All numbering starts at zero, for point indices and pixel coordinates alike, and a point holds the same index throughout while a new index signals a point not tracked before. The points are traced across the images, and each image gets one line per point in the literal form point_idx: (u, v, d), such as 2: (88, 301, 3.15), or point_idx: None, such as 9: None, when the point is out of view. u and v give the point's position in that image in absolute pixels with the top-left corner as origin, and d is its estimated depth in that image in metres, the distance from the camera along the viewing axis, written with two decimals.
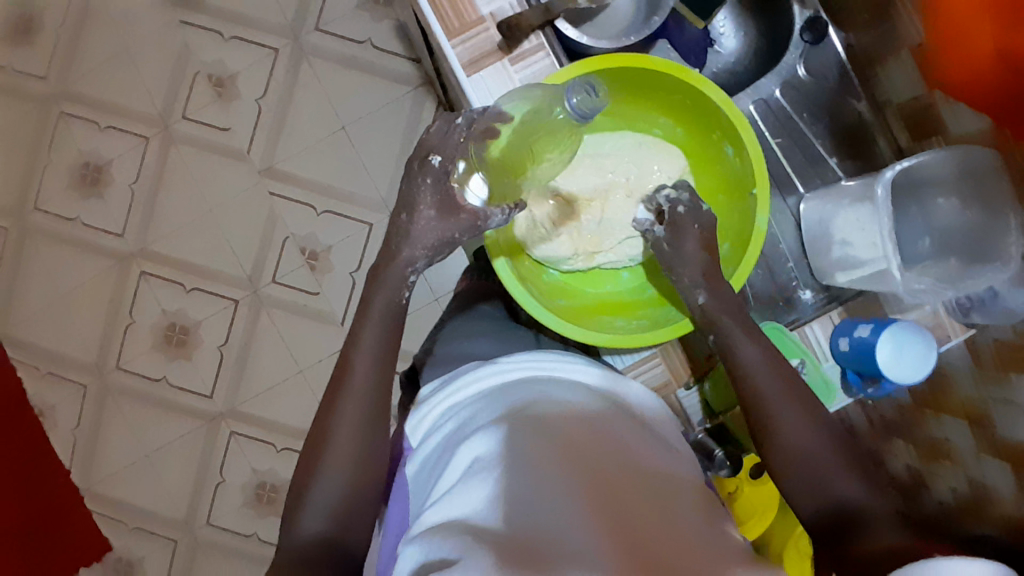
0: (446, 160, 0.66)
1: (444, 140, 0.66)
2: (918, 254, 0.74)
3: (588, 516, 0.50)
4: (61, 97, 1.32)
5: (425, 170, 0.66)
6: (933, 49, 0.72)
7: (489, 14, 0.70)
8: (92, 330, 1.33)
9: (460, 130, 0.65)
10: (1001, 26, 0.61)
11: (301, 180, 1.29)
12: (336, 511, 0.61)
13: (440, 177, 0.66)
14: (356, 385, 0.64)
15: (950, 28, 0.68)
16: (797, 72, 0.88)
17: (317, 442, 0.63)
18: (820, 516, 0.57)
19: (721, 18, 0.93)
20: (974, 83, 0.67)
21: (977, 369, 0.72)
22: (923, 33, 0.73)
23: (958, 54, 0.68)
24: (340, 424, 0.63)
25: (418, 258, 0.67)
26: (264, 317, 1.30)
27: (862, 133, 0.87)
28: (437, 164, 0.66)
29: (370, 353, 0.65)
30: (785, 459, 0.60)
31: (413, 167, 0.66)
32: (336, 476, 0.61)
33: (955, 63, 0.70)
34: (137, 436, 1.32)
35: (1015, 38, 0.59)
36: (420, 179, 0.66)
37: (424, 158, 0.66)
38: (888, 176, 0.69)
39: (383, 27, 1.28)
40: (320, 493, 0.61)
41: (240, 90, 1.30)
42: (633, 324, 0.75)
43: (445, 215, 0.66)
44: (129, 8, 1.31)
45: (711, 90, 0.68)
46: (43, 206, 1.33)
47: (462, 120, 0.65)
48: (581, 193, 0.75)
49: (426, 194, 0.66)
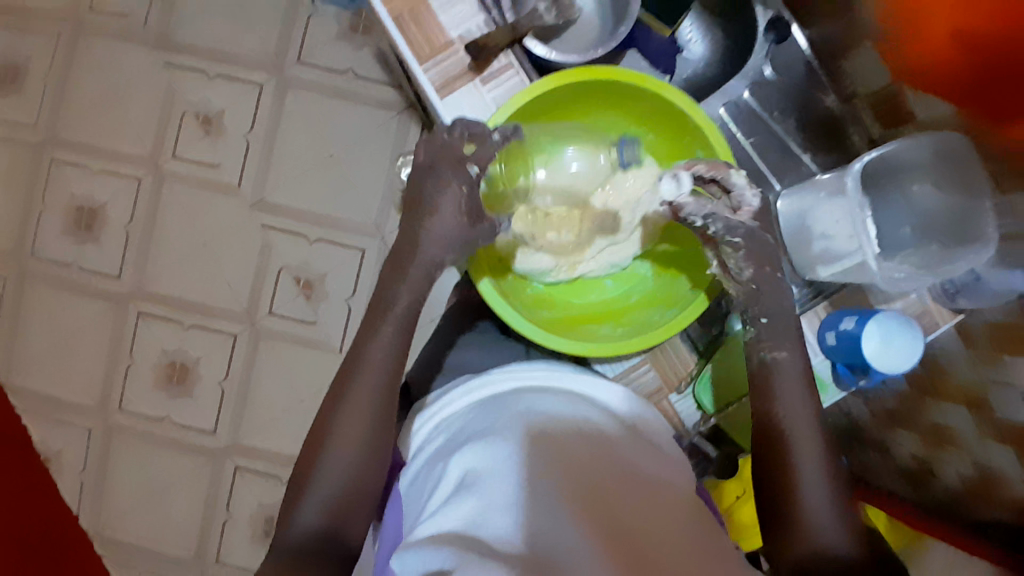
0: (484, 170, 0.65)
1: (438, 153, 0.64)
2: (900, 242, 0.72)
3: (576, 525, 0.50)
4: (51, 144, 1.35)
5: (460, 177, 0.64)
6: (887, 33, 0.75)
7: (457, 37, 0.72)
8: (93, 371, 1.34)
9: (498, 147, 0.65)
10: (955, 8, 0.66)
11: (292, 210, 1.31)
12: (330, 510, 0.60)
13: (476, 184, 0.64)
14: (355, 387, 0.63)
15: (904, 13, 0.72)
16: (764, 72, 0.89)
17: (314, 443, 0.63)
18: (809, 522, 0.56)
19: (687, 24, 0.95)
20: (930, 64, 0.71)
21: (971, 352, 0.72)
22: (878, 20, 0.76)
23: (913, 38, 0.72)
24: (337, 424, 0.62)
25: (445, 257, 0.65)
26: (264, 348, 1.31)
27: (833, 125, 0.88)
28: (473, 173, 0.64)
29: (365, 357, 0.64)
30: (774, 457, 0.59)
31: (445, 168, 0.64)
32: (334, 478, 0.61)
33: (910, 46, 0.73)
34: (142, 474, 1.33)
35: (969, 20, 0.64)
36: (454, 185, 0.63)
37: (462, 161, 0.64)
38: (857, 168, 0.70)
39: (363, 56, 1.30)
40: (319, 491, 0.60)
41: (227, 126, 1.32)
42: (619, 330, 0.76)
43: (476, 221, 0.65)
44: (114, 53, 1.34)
45: (676, 96, 0.70)
46: (39, 252, 1.35)
47: (497, 137, 0.65)
48: (558, 203, 0.74)
49: (459, 201, 0.64)
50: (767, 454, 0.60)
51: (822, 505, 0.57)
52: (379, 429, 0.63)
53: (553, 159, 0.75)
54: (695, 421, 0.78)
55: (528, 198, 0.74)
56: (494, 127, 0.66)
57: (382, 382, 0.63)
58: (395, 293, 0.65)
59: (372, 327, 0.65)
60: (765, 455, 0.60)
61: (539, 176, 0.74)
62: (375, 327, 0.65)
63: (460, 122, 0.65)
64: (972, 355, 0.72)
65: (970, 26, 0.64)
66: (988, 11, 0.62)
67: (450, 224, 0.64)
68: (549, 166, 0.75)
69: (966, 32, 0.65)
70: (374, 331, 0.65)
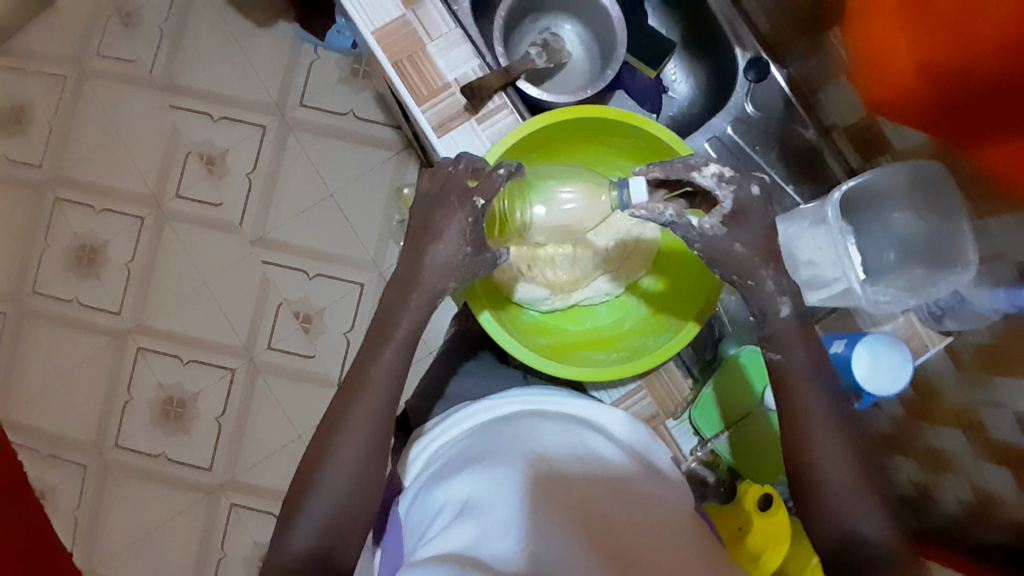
0: (489, 202, 0.66)
1: (436, 177, 0.68)
2: (884, 267, 0.75)
3: (577, 543, 0.50)
4: (56, 183, 1.39)
5: (465, 208, 0.66)
6: (858, 71, 0.81)
7: (454, 79, 0.76)
8: (89, 408, 1.34)
9: (502, 180, 0.66)
10: (921, 46, 0.71)
11: (292, 246, 1.34)
12: (326, 525, 0.61)
13: (481, 216, 0.66)
14: (353, 407, 0.64)
15: (873, 52, 0.77)
16: (746, 109, 0.94)
17: (313, 458, 0.64)
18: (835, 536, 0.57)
19: (671, 67, 1.00)
20: (901, 99, 0.76)
21: (960, 372, 0.74)
22: (850, 60, 0.82)
23: (884, 75, 0.77)
24: (336, 442, 0.63)
25: (443, 285, 0.66)
26: (261, 383, 1.32)
27: (813, 157, 0.92)
28: (479, 206, 0.66)
29: (362, 377, 0.66)
30: (801, 468, 0.59)
31: (452, 200, 0.66)
32: (331, 494, 0.62)
33: (881, 82, 0.78)
34: (136, 512, 1.31)
35: (934, 57, 0.70)
36: (460, 216, 0.65)
37: (467, 195, 0.66)
38: (836, 198, 0.73)
39: (363, 98, 1.35)
40: (316, 506, 0.61)
41: (230, 166, 1.36)
42: (613, 356, 0.78)
43: (479, 249, 0.67)
44: (121, 97, 1.39)
45: (660, 131, 0.73)
46: (39, 288, 1.37)
47: (503, 171, 0.66)
48: (550, 236, 0.76)
49: (463, 231, 0.66)
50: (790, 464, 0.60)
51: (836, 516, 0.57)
52: (377, 448, 0.64)
53: (551, 191, 0.72)
54: (692, 446, 0.79)
55: (523, 232, 0.74)
56: (501, 162, 0.67)
57: (378, 403, 0.64)
58: (391, 316, 0.67)
59: (368, 348, 0.67)
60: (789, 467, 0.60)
61: (536, 211, 0.73)
62: (370, 348, 0.67)
63: (465, 157, 0.68)
64: (963, 374, 0.74)
65: (933, 58, 0.70)
66: (950, 52, 0.68)
67: (455, 250, 0.66)
68: (547, 202, 0.72)
69: (930, 64, 0.70)
70: (369, 353, 0.67)
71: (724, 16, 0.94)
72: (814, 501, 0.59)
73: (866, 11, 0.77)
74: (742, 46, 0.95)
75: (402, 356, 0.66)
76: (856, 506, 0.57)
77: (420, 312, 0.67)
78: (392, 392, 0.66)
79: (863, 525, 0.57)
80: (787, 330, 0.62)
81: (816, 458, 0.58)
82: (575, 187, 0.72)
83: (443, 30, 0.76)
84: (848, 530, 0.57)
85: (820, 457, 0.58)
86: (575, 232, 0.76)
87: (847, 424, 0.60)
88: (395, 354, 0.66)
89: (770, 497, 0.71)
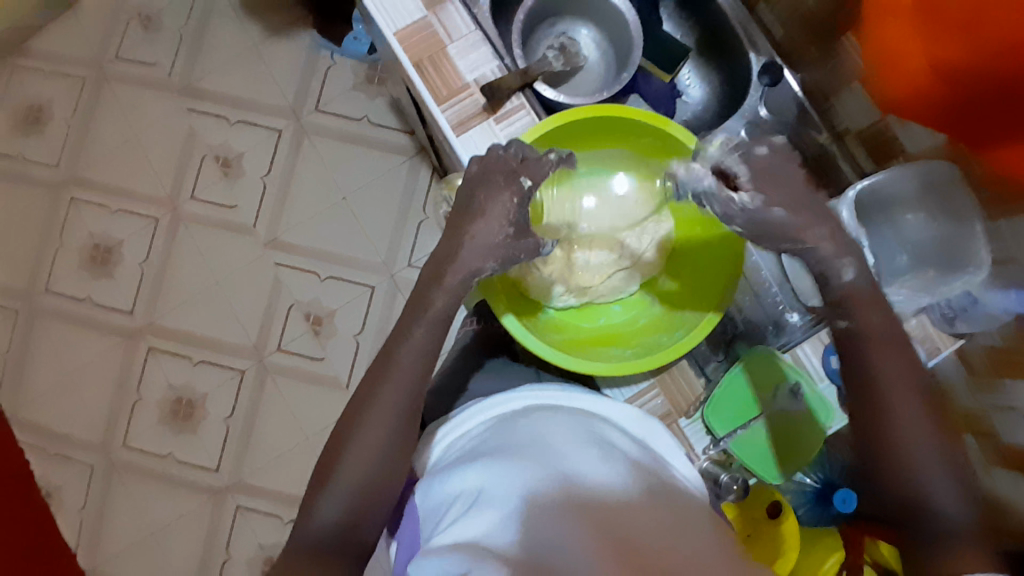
0: (535, 184, 0.68)
1: (483, 167, 0.69)
2: (898, 269, 0.77)
3: (583, 533, 0.49)
4: (72, 183, 1.41)
5: (511, 188, 0.67)
6: (873, 72, 0.80)
7: (473, 81, 0.77)
8: (98, 407, 1.34)
9: (549, 164, 0.70)
10: (928, 43, 0.69)
11: (304, 249, 1.35)
12: (349, 506, 0.62)
13: (526, 197, 0.67)
14: (377, 393, 0.65)
15: (887, 52, 0.76)
16: (759, 112, 0.95)
17: (336, 442, 0.65)
18: (899, 491, 0.58)
19: (686, 72, 1.02)
20: (916, 98, 0.75)
21: (971, 377, 0.75)
22: (861, 62, 0.81)
23: (897, 75, 0.76)
24: (354, 429, 0.64)
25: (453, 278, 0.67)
26: (269, 385, 1.32)
27: (826, 159, 0.94)
28: (525, 186, 0.68)
29: (387, 363, 0.66)
30: (865, 432, 0.60)
31: (498, 179, 0.67)
32: (354, 476, 0.63)
33: (895, 83, 0.77)
34: (141, 512, 1.31)
35: (942, 55, 0.68)
36: (505, 196, 0.67)
37: (512, 175, 0.68)
38: (849, 197, 0.76)
39: (378, 104, 1.37)
40: (340, 487, 0.62)
41: (245, 168, 1.38)
42: (627, 352, 0.79)
43: (520, 234, 0.67)
44: (139, 100, 1.41)
45: (676, 130, 0.74)
46: (54, 287, 1.38)
47: (553, 155, 0.70)
48: (594, 232, 0.81)
49: (507, 211, 0.67)
50: (863, 427, 0.60)
51: (899, 476, 0.58)
52: (392, 442, 0.64)
53: (601, 184, 0.82)
54: (704, 445, 0.78)
55: (570, 220, 0.80)
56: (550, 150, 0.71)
57: (393, 397, 0.65)
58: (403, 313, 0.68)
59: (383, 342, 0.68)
60: (860, 432, 0.61)
61: (586, 201, 0.82)
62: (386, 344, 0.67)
63: (514, 143, 0.70)
64: (975, 380, 0.75)
65: (944, 59, 0.68)
66: (956, 48, 0.66)
67: (495, 231, 0.66)
68: (599, 193, 0.82)
69: (941, 65, 0.68)
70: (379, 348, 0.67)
71: (739, 22, 0.96)
72: (877, 469, 0.59)
73: (877, 14, 0.76)
74: (757, 51, 0.96)
75: (416, 353, 0.66)
76: (917, 472, 0.58)
77: (450, 303, 0.67)
78: (401, 387, 0.65)
79: (929, 483, 0.57)
80: None
81: (873, 436, 0.59)
82: (628, 178, 0.83)
83: (463, 32, 0.78)
84: (914, 489, 0.57)
85: (880, 437, 0.59)
86: (611, 231, 0.81)
87: (921, 401, 0.59)
88: (424, 339, 0.67)
89: (778, 506, 0.77)
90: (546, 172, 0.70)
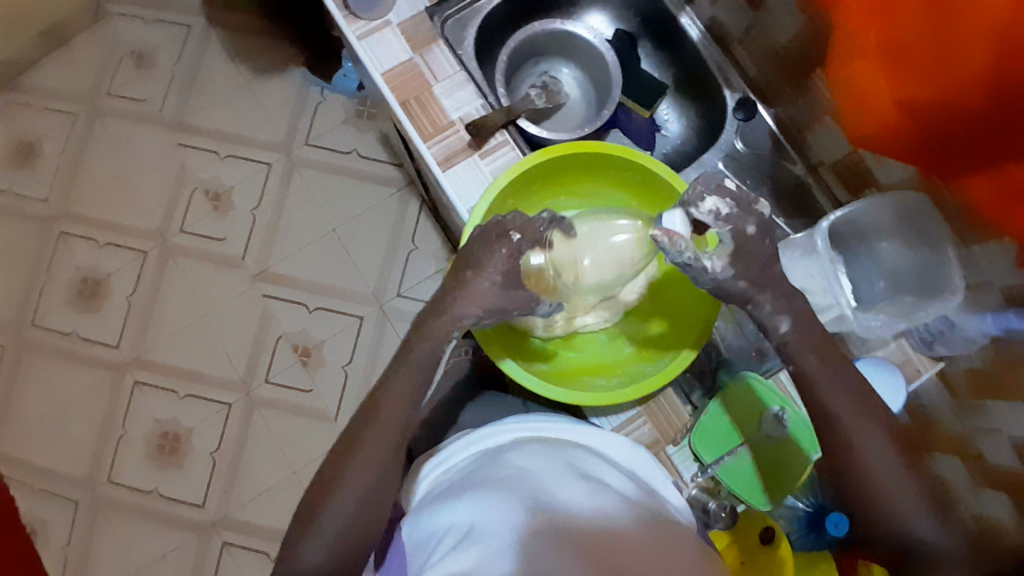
0: (525, 239, 0.67)
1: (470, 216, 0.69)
2: (876, 295, 0.81)
3: (567, 551, 0.51)
4: (62, 217, 1.41)
5: (503, 241, 0.66)
6: (841, 104, 0.83)
7: (458, 118, 0.80)
8: (83, 443, 1.32)
9: (542, 221, 0.68)
10: (897, 81, 0.70)
11: (294, 281, 1.36)
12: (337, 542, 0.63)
13: (515, 250, 0.66)
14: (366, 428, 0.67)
15: (855, 86, 0.78)
16: (736, 146, 1.00)
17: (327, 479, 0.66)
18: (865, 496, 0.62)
19: (664, 107, 1.07)
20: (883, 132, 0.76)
21: (954, 399, 0.77)
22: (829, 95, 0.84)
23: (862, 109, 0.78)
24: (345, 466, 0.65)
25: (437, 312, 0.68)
26: (257, 418, 1.31)
27: (802, 192, 0.97)
28: (515, 241, 0.66)
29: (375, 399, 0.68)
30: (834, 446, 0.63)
31: (491, 237, 0.67)
32: (342, 514, 0.64)
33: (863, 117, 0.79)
34: (125, 551, 1.28)
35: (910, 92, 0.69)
36: (494, 247, 0.66)
37: (503, 232, 0.66)
38: (823, 228, 0.81)
39: (368, 138, 1.40)
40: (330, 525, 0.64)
41: (235, 202, 1.39)
42: (613, 382, 0.80)
43: (508, 286, 0.67)
44: (132, 135, 1.43)
45: (656, 165, 0.77)
46: (40, 320, 1.37)
47: (547, 214, 0.69)
48: (595, 285, 0.77)
49: (496, 263, 0.66)
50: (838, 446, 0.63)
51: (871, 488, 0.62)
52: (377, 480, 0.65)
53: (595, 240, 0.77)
54: (692, 472, 0.79)
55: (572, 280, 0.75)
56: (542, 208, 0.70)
57: (380, 433, 0.66)
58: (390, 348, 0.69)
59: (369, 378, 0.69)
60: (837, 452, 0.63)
61: (584, 262, 0.75)
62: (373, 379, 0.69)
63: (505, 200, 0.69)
64: (958, 404, 0.77)
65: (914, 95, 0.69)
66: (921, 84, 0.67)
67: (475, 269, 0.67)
68: (594, 253, 0.76)
69: (909, 101, 0.69)
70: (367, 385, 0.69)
71: (714, 61, 1.01)
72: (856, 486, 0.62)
73: (846, 52, 0.77)
74: (731, 88, 1.00)
75: (401, 390, 0.68)
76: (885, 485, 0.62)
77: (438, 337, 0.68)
78: (388, 424, 0.67)
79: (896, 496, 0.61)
80: (788, 359, 0.65)
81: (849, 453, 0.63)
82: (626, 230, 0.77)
83: (449, 72, 0.81)
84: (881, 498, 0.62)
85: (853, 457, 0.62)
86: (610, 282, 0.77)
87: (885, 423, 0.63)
88: (412, 374, 0.68)
89: (773, 531, 0.73)
90: (540, 229, 0.68)
